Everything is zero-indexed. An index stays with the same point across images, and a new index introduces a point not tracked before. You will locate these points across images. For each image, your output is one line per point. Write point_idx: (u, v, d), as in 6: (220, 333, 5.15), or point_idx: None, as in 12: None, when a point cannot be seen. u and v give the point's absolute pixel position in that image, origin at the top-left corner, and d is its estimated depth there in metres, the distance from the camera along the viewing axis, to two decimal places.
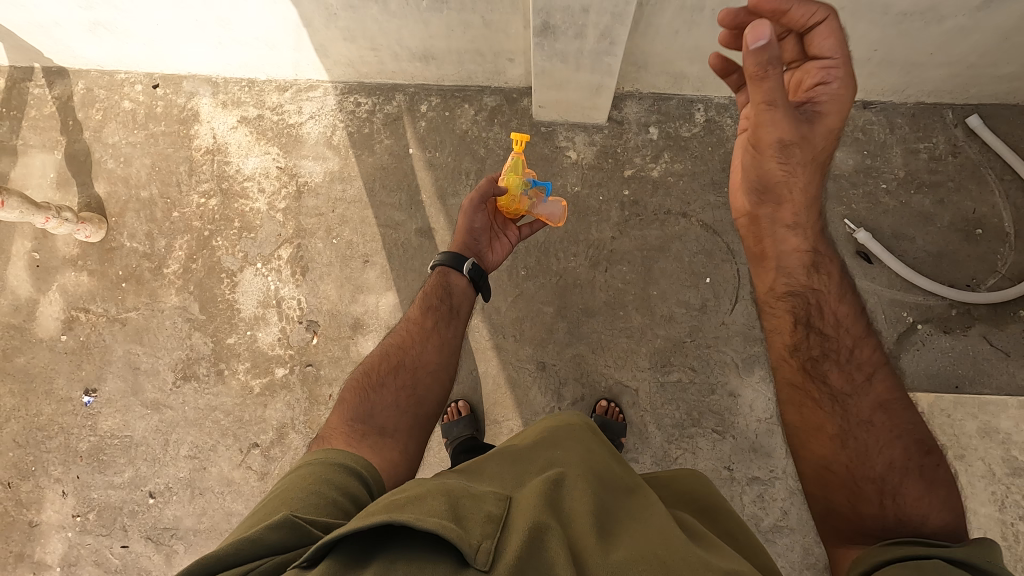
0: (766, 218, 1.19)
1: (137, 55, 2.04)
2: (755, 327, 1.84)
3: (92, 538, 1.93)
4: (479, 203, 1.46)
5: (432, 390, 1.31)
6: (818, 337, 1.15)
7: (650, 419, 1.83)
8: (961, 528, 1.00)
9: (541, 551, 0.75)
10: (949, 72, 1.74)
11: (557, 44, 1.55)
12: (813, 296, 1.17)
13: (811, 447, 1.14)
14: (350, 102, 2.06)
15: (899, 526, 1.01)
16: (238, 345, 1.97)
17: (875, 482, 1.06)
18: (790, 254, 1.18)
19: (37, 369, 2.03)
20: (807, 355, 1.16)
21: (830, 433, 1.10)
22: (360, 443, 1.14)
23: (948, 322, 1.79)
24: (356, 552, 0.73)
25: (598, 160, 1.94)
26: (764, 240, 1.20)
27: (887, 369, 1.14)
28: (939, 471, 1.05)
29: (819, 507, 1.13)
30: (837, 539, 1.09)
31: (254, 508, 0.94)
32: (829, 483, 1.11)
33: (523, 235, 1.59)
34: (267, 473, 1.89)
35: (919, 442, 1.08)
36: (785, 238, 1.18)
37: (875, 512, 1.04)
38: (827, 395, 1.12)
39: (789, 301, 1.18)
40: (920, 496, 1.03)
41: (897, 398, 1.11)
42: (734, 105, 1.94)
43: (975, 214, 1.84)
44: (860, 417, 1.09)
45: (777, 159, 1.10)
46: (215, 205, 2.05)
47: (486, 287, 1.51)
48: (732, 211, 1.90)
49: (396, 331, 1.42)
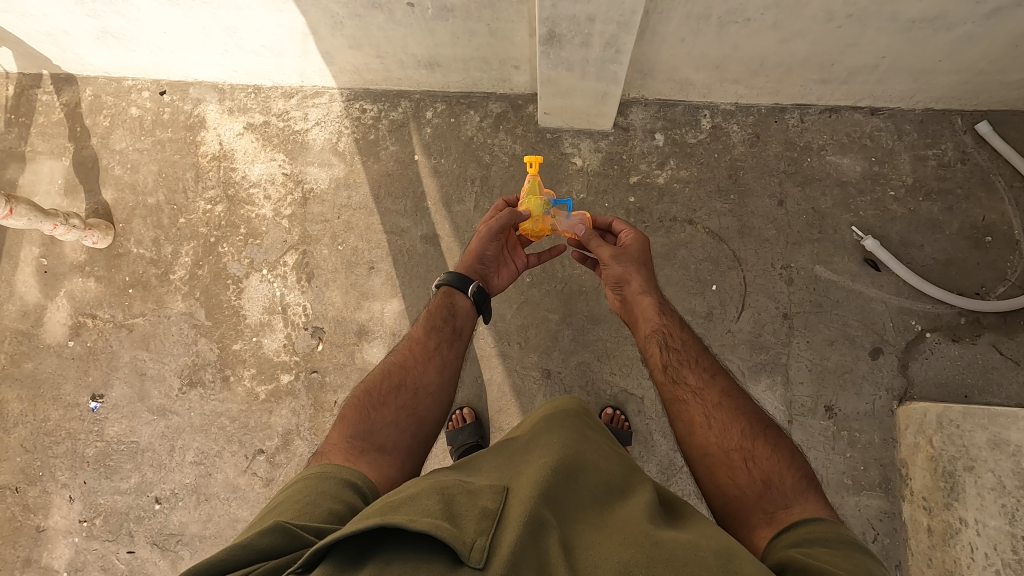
0: (609, 275, 1.45)
1: (144, 63, 2.05)
2: (762, 334, 1.83)
3: (98, 543, 1.94)
4: (496, 232, 1.46)
5: (433, 411, 1.30)
6: (673, 352, 1.31)
7: (655, 428, 1.82)
8: (812, 489, 1.07)
9: (536, 547, 0.75)
10: (958, 79, 1.73)
11: (563, 52, 1.55)
12: (662, 324, 1.36)
13: (685, 439, 1.20)
14: (356, 108, 2.06)
15: (765, 493, 1.06)
16: (244, 351, 1.97)
17: (739, 453, 1.13)
18: (636, 294, 1.42)
19: (44, 374, 2.04)
20: (669, 365, 1.29)
21: (697, 421, 1.19)
22: (358, 460, 1.13)
23: (957, 331, 1.78)
24: (350, 555, 0.73)
25: (604, 166, 1.94)
26: (621, 293, 1.44)
27: (718, 369, 1.28)
28: (781, 441, 1.15)
29: (715, 502, 1.12)
30: (732, 527, 1.07)
31: (251, 522, 0.95)
32: (710, 470, 1.14)
33: (531, 263, 1.59)
34: (272, 479, 1.89)
35: (761, 421, 1.19)
36: (626, 283, 1.43)
37: (746, 484, 1.08)
38: (689, 392, 1.23)
39: (649, 330, 1.37)
40: (770, 463, 1.10)
41: (737, 389, 1.24)
42: (740, 112, 1.93)
43: (984, 221, 1.82)
44: (713, 404, 1.20)
45: (608, 249, 1.44)
46: (221, 211, 2.06)
47: (488, 310, 1.53)
48: (738, 218, 1.89)
49: (398, 350, 1.42)
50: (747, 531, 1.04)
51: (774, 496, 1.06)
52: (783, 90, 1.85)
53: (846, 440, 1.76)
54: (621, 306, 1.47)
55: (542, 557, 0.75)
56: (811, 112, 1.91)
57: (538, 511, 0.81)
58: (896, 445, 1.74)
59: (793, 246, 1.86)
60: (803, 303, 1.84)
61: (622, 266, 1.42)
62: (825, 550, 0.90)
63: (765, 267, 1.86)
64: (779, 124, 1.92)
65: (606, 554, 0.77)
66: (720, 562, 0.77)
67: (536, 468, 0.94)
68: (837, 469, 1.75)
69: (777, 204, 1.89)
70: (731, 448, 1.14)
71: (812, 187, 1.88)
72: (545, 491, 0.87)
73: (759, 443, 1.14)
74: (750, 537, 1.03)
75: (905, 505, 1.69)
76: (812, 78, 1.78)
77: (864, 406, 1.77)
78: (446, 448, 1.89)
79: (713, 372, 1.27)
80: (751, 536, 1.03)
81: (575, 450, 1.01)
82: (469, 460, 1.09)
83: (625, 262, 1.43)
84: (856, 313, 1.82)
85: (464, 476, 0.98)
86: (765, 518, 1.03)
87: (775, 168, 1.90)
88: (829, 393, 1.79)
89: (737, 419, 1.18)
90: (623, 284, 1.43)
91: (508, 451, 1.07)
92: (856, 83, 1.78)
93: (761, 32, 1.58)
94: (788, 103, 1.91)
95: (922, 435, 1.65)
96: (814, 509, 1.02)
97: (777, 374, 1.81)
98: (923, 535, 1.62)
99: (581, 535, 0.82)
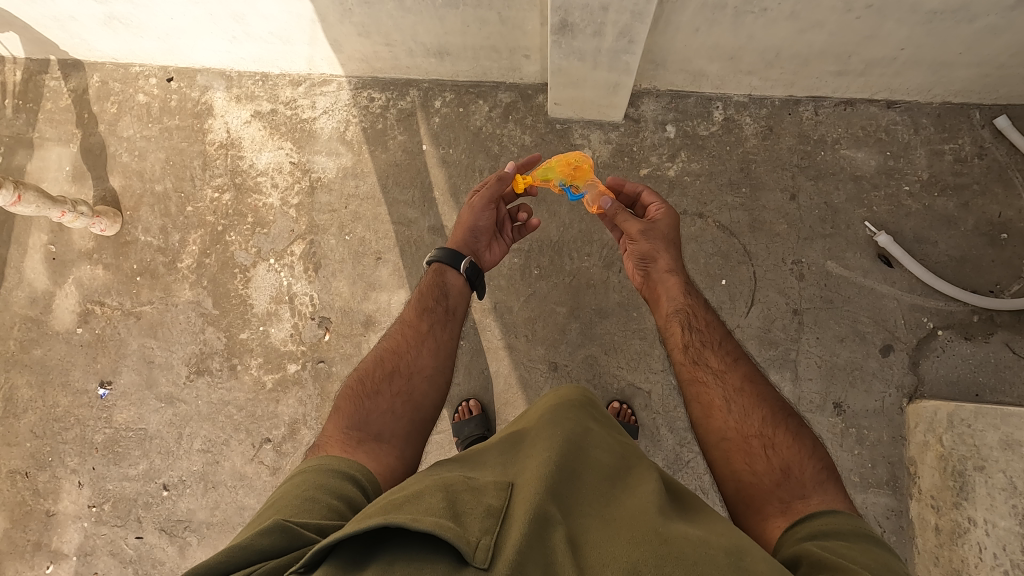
0: (635, 250, 1.44)
1: (152, 49, 2.04)
2: (771, 330, 1.81)
3: (107, 529, 1.96)
4: (490, 198, 1.51)
5: (429, 396, 1.30)
6: (696, 333, 1.30)
7: (662, 422, 1.81)
8: (832, 481, 1.06)
9: (542, 546, 0.75)
10: (978, 73, 1.70)
11: (575, 42, 1.52)
12: (686, 304, 1.35)
13: (702, 422, 1.19)
14: (364, 97, 2.04)
15: (782, 482, 1.06)
16: (252, 340, 1.98)
17: (758, 440, 1.12)
18: (662, 272, 1.41)
19: (53, 361, 2.06)
20: (690, 345, 1.28)
21: (716, 404, 1.18)
22: (356, 450, 1.13)
23: (969, 329, 1.76)
24: (353, 555, 0.73)
25: (614, 158, 1.91)
26: (645, 269, 1.44)
27: (740, 353, 1.27)
28: (802, 430, 1.14)
29: (728, 488, 1.12)
30: (744, 513, 1.08)
31: (250, 519, 0.95)
32: (727, 454, 1.13)
33: (515, 239, 1.64)
34: (279, 468, 1.90)
35: (782, 409, 1.18)
36: (652, 260, 1.42)
37: (763, 471, 1.08)
38: (710, 374, 1.23)
39: (671, 308, 1.36)
40: (791, 452, 1.10)
41: (759, 374, 1.23)
42: (753, 104, 1.90)
43: (1000, 218, 1.79)
44: (735, 388, 1.19)
45: (636, 224, 1.43)
46: (229, 200, 2.05)
47: (481, 286, 1.54)
48: (750, 212, 1.87)
49: (390, 335, 1.41)
50: (760, 519, 1.04)
51: (792, 485, 1.05)
52: (798, 82, 1.82)
53: (855, 437, 1.75)
54: (642, 281, 1.46)
55: (548, 556, 0.74)
56: (826, 105, 1.88)
57: (543, 508, 0.81)
58: (905, 444, 1.73)
59: (805, 241, 1.84)
60: (814, 299, 1.82)
61: (649, 242, 1.42)
62: (841, 544, 0.89)
63: (776, 262, 1.84)
64: (793, 117, 1.89)
65: (614, 551, 0.77)
66: (731, 560, 0.76)
67: (539, 461, 0.93)
68: (845, 467, 1.74)
69: (789, 198, 1.86)
70: (750, 434, 1.13)
71: (825, 181, 1.86)
72: (549, 486, 0.86)
73: (780, 431, 1.13)
74: (763, 525, 1.03)
75: (913, 503, 1.68)
76: (828, 70, 1.75)
77: (873, 403, 1.76)
78: (451, 439, 1.89)
79: (739, 358, 1.26)
80: (763, 525, 1.03)
81: (579, 444, 1.00)
82: (473, 455, 1.09)
83: (653, 238, 1.42)
84: (867, 310, 1.80)
85: (468, 471, 0.98)
86: (780, 507, 1.03)
87: (788, 162, 1.87)
88: (838, 389, 1.77)
89: (761, 406, 1.16)
90: (648, 260, 1.43)
91: (513, 444, 1.07)
92: (872, 76, 1.75)
93: (777, 22, 1.55)
94: (802, 95, 1.88)
95: (931, 434, 1.64)
96: (833, 500, 1.01)
97: (786, 370, 1.79)
98: (930, 534, 1.61)
99: (587, 533, 0.81)
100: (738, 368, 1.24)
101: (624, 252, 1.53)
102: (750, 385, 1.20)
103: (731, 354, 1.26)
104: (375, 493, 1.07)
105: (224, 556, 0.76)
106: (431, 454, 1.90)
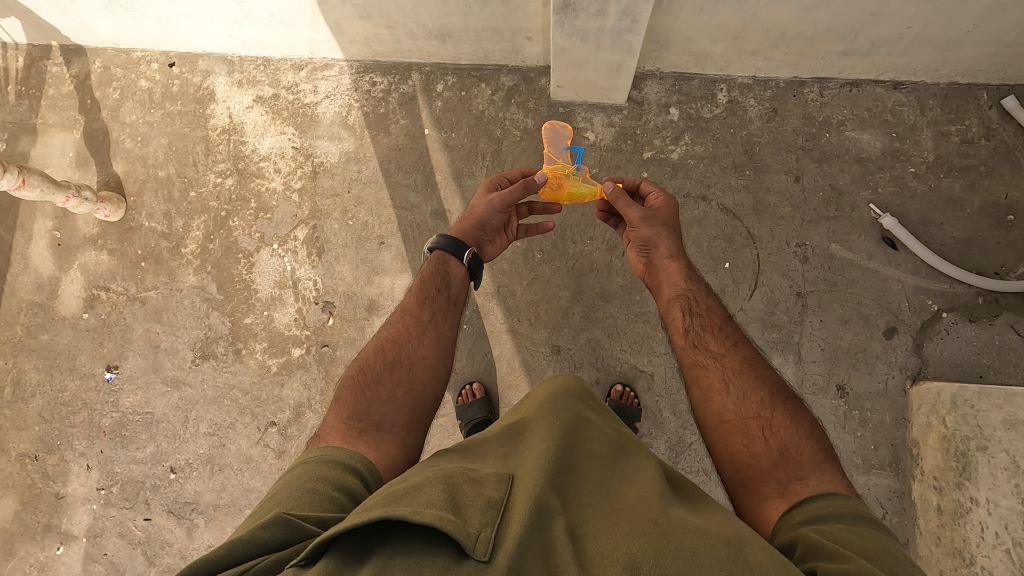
0: (637, 237, 1.44)
1: (153, 34, 2.03)
2: (774, 313, 1.81)
3: (116, 510, 1.99)
4: (506, 204, 1.47)
5: (429, 385, 1.31)
6: (696, 317, 1.30)
7: (665, 405, 1.82)
8: (830, 462, 1.06)
9: (542, 540, 0.76)
10: (986, 52, 1.68)
11: (577, 22, 1.51)
12: (687, 290, 1.35)
13: (701, 405, 1.19)
14: (366, 81, 2.03)
15: (780, 463, 1.06)
16: (256, 325, 1.99)
17: (756, 421, 1.12)
18: (663, 258, 1.41)
19: (60, 346, 2.07)
20: (690, 329, 1.29)
21: (715, 387, 1.18)
22: (357, 441, 1.14)
23: (975, 311, 1.75)
24: (353, 548, 0.74)
25: (617, 141, 1.90)
26: (647, 256, 1.43)
27: (740, 337, 1.27)
28: (801, 412, 1.14)
29: (727, 470, 1.11)
30: (742, 495, 1.07)
31: (252, 511, 0.96)
32: (725, 436, 1.13)
33: (518, 235, 1.64)
34: (284, 451, 1.92)
35: (782, 391, 1.17)
36: (654, 247, 1.42)
37: (761, 453, 1.08)
38: (710, 358, 1.23)
39: (673, 294, 1.36)
40: (788, 433, 1.10)
41: (759, 357, 1.23)
42: (758, 85, 1.89)
43: (1007, 199, 1.78)
44: (734, 371, 1.20)
45: (637, 211, 1.43)
46: (232, 185, 2.05)
47: (480, 277, 1.53)
48: (754, 194, 1.86)
49: (390, 324, 1.41)
50: (758, 500, 1.04)
51: (790, 466, 1.05)
52: (803, 63, 1.80)
53: (858, 419, 1.75)
54: (644, 270, 1.46)
55: (548, 548, 0.75)
56: (831, 86, 1.86)
57: (542, 501, 0.81)
58: (908, 426, 1.73)
59: (809, 224, 1.83)
60: (818, 282, 1.81)
61: (651, 228, 1.42)
62: (840, 527, 0.90)
63: (780, 244, 1.83)
64: (798, 98, 1.87)
65: (613, 542, 0.77)
66: (731, 550, 0.77)
67: (537, 452, 0.94)
68: (848, 449, 1.74)
69: (793, 180, 1.85)
70: (748, 416, 1.13)
71: (830, 163, 1.85)
72: (549, 479, 0.87)
73: (778, 412, 1.13)
74: (760, 506, 1.03)
75: (916, 484, 1.69)
76: (833, 49, 1.73)
77: (877, 386, 1.76)
78: (455, 423, 1.89)
79: (740, 341, 1.26)
80: (761, 506, 1.03)
81: (577, 436, 1.01)
82: (473, 444, 1.09)
83: (655, 224, 1.42)
84: (871, 293, 1.79)
85: (468, 463, 0.98)
86: (778, 488, 1.03)
87: (792, 144, 1.86)
88: (841, 372, 1.77)
89: (761, 387, 1.16)
90: (651, 247, 1.42)
91: (512, 435, 1.07)
92: (878, 56, 1.74)
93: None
94: (807, 76, 1.86)
95: (935, 415, 1.64)
96: (831, 482, 1.02)
97: (790, 352, 1.79)
98: (932, 514, 1.62)
99: (586, 523, 0.82)
100: (738, 350, 1.24)
101: (627, 242, 1.53)
102: (751, 368, 1.20)
103: (732, 338, 1.26)
104: (376, 484, 1.07)
105: (225, 549, 0.78)
106: (435, 436, 1.91)
